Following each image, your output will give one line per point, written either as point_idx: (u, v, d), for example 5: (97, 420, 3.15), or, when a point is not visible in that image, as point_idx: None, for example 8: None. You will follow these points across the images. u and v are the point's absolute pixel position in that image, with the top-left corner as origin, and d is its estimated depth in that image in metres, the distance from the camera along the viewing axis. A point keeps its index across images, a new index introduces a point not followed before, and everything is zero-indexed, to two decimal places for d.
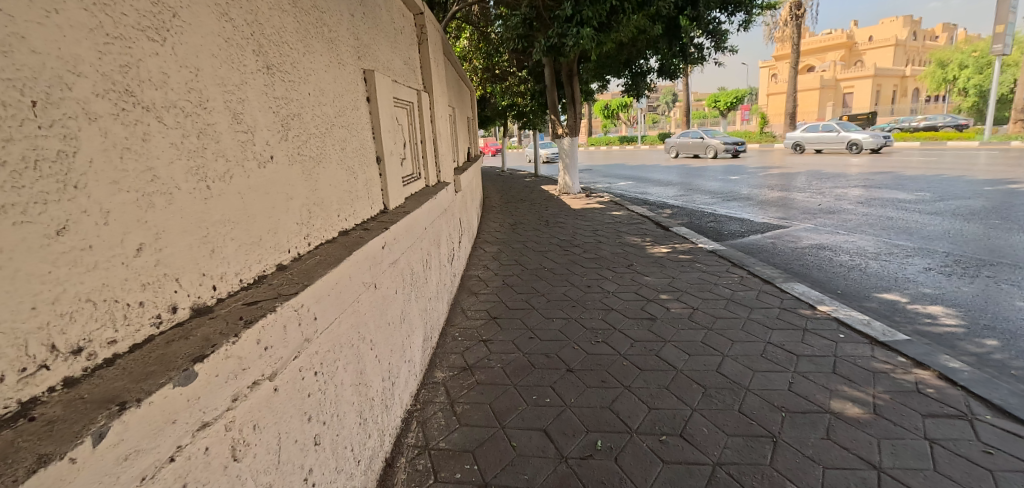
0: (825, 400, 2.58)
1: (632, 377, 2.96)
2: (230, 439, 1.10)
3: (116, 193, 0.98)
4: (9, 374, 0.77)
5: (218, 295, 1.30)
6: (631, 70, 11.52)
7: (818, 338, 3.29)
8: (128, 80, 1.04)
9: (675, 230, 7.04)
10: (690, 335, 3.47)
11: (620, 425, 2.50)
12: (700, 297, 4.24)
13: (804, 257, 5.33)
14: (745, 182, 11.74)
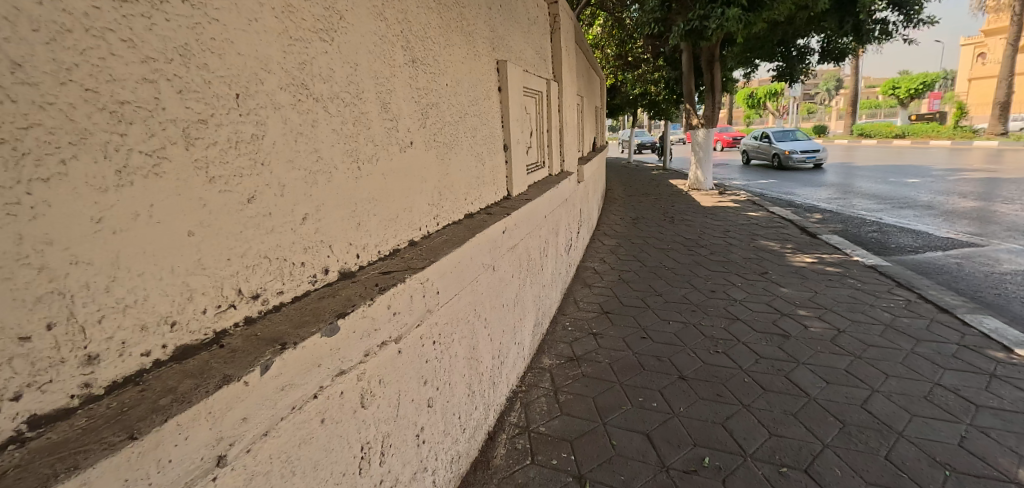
0: (1010, 466, 2.17)
1: (753, 396, 2.77)
2: (359, 387, 1.28)
3: (291, 170, 1.18)
4: (210, 308, 0.96)
5: (361, 262, 1.50)
6: (787, 52, 10.47)
7: (1010, 388, 2.77)
8: (303, 75, 1.23)
9: (826, 238, 6.32)
10: (830, 361, 3.14)
11: (732, 445, 2.37)
12: (850, 318, 3.80)
13: (1002, 286, 4.46)
14: (926, 188, 10.05)
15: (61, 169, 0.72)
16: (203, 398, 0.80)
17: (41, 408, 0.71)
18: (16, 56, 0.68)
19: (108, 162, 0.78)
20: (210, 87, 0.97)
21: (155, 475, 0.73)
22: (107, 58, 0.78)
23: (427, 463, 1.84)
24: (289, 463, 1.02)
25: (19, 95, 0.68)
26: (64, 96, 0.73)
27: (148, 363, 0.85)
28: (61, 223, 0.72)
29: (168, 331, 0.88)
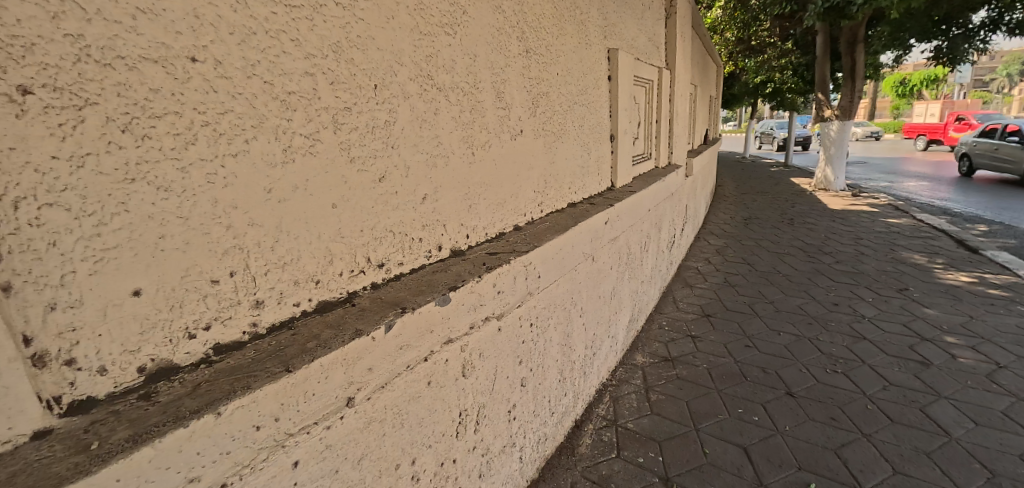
0: None
1: (875, 426, 2.52)
2: (461, 357, 1.40)
3: (415, 153, 1.31)
4: (345, 272, 1.11)
5: (470, 242, 1.64)
6: (953, 31, 9.02)
7: None
8: (429, 67, 1.35)
9: (988, 254, 5.44)
10: (981, 399, 2.75)
11: (843, 474, 2.19)
12: (1013, 352, 3.27)
13: None
14: None
15: (245, 147, 0.86)
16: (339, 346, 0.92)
17: (222, 338, 0.85)
18: (218, 56, 0.82)
19: (278, 142, 0.93)
20: (354, 78, 1.10)
21: (305, 404, 0.84)
22: (279, 55, 0.92)
23: (516, 439, 1.94)
24: (399, 416, 1.16)
25: (219, 86, 0.82)
26: (248, 87, 0.87)
27: (298, 312, 1.00)
28: (245, 191, 0.87)
29: (314, 287, 1.03)
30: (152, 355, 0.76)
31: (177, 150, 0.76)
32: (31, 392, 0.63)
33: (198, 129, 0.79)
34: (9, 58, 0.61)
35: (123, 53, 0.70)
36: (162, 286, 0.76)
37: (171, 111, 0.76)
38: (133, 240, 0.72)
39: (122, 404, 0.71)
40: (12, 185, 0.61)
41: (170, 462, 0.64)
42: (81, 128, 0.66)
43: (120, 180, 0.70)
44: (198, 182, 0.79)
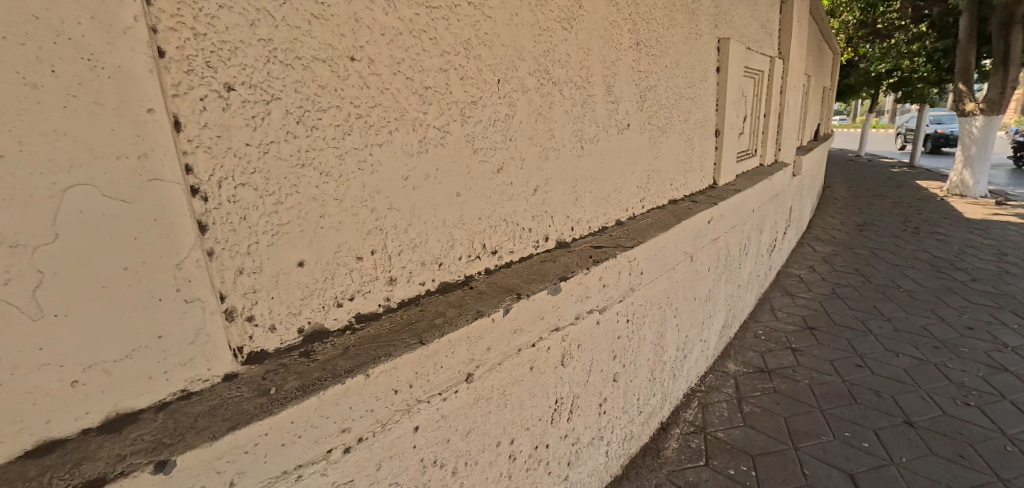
0: None
1: (1017, 471, 2.20)
2: (562, 347, 1.43)
3: (530, 146, 1.36)
4: (463, 257, 1.19)
5: (574, 235, 1.67)
6: None
7: None
8: (546, 61, 1.39)
9: None
10: None
11: None
12: None
13: None
14: None
15: (389, 137, 0.96)
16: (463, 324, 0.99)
17: (362, 309, 0.96)
18: (372, 55, 0.91)
19: (415, 134, 1.02)
20: (480, 73, 1.17)
21: (433, 375, 0.91)
22: (420, 53, 1.00)
23: (604, 433, 1.94)
24: (503, 396, 1.22)
25: (371, 82, 0.91)
26: (394, 83, 0.96)
27: (423, 291, 1.09)
28: (387, 178, 0.96)
29: (437, 269, 1.12)
30: (309, 319, 0.87)
31: (337, 139, 0.87)
32: (224, 341, 0.74)
33: (354, 121, 0.89)
34: (218, 59, 0.71)
35: (301, 53, 0.80)
36: (320, 259, 0.86)
37: (334, 105, 0.85)
38: (300, 217, 0.82)
39: (288, 358, 0.82)
40: (218, 166, 0.72)
41: (330, 412, 0.73)
42: (267, 118, 0.76)
43: (293, 164, 0.80)
44: (351, 167, 0.89)
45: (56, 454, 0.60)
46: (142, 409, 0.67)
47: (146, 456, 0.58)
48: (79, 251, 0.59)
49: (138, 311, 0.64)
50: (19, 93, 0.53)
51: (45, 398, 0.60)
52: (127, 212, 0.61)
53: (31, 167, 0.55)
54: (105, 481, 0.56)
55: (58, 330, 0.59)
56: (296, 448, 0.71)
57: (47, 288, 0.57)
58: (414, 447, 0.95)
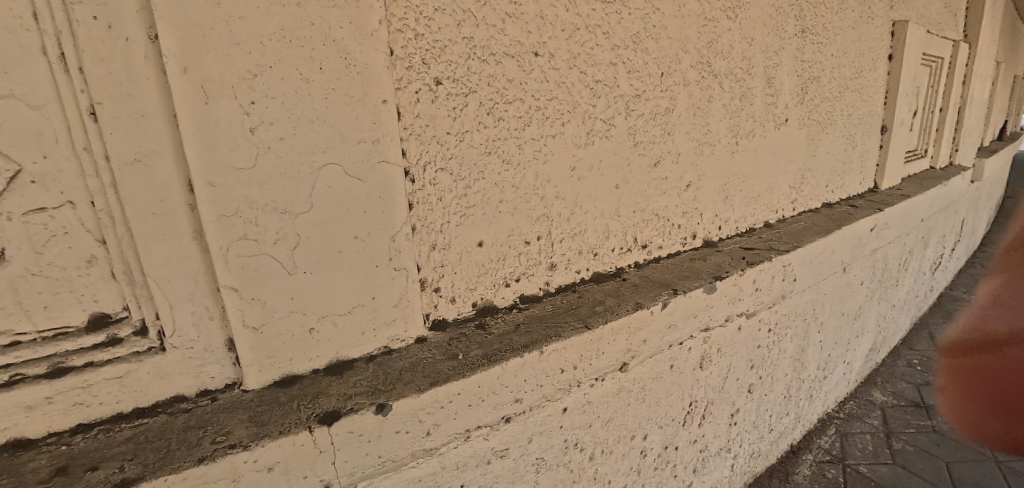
0: None
1: None
2: (701, 349, 1.36)
3: (687, 140, 1.33)
4: (615, 249, 1.21)
5: (722, 234, 1.60)
6: None
7: None
8: (709, 53, 1.33)
9: None
10: None
11: None
12: None
13: None
14: None
15: (562, 129, 1.01)
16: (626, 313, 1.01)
17: (525, 290, 1.04)
18: (552, 51, 0.96)
19: (584, 126, 1.05)
20: (646, 67, 1.16)
21: (596, 360, 0.95)
22: (593, 48, 1.03)
23: (732, 446, 1.83)
24: (643, 391, 1.21)
25: (550, 77, 0.97)
26: (569, 77, 1.00)
27: (578, 278, 1.14)
28: (556, 168, 1.02)
29: (591, 259, 1.16)
30: (481, 295, 0.96)
31: (519, 130, 0.94)
32: (419, 306, 0.83)
33: (532, 113, 0.95)
34: (431, 57, 0.80)
35: (495, 50, 0.87)
36: (496, 240, 0.95)
37: (517, 98, 0.92)
38: (483, 201, 0.91)
39: (466, 328, 0.92)
40: (425, 152, 0.82)
41: (509, 382, 0.81)
42: (465, 110, 0.85)
43: (482, 152, 0.89)
44: (528, 157, 0.97)
45: (297, 386, 0.73)
46: (356, 358, 0.78)
47: (368, 399, 0.69)
48: (326, 220, 0.70)
49: (361, 274, 0.75)
50: (296, 87, 0.64)
51: (292, 339, 0.72)
52: (360, 189, 0.71)
53: (300, 149, 0.66)
54: (342, 413, 0.67)
55: (305, 284, 0.71)
56: (479, 410, 0.79)
57: (302, 249, 0.69)
58: (561, 426, 0.99)
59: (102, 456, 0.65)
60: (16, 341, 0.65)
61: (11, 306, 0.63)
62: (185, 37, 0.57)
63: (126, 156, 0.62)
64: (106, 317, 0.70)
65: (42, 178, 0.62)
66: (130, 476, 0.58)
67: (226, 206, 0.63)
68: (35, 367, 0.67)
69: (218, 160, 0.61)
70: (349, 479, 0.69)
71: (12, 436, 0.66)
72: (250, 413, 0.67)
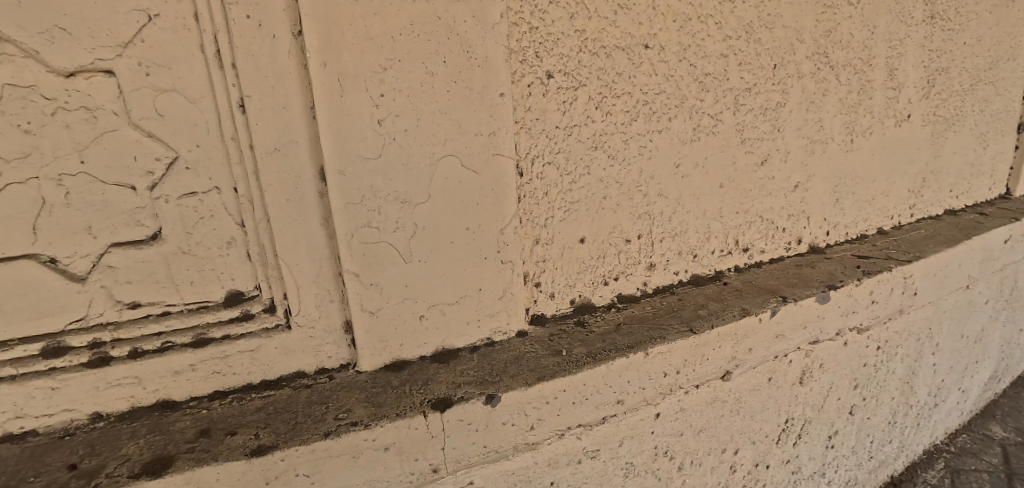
0: None
1: None
2: (805, 363, 1.18)
3: (798, 138, 1.24)
4: (715, 251, 1.15)
5: (829, 241, 1.47)
6: None
7: None
8: (827, 42, 1.22)
9: None
10: None
11: None
12: None
13: None
14: None
15: (668, 124, 0.97)
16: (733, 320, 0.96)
17: (623, 290, 1.02)
18: (664, 43, 0.92)
19: (691, 122, 1.00)
20: (759, 58, 1.08)
21: (698, 367, 0.95)
22: (705, 39, 0.97)
23: (827, 472, 1.64)
24: (737, 403, 1.09)
25: (660, 69, 0.93)
26: (678, 70, 0.95)
27: (676, 280, 1.09)
28: (661, 164, 0.99)
29: (691, 260, 1.11)
30: (579, 292, 0.96)
31: (626, 124, 0.91)
32: (521, 300, 0.87)
33: (641, 107, 0.93)
34: (544, 50, 0.80)
35: (606, 42, 0.85)
36: (597, 237, 0.94)
37: (625, 92, 0.90)
38: (587, 197, 0.91)
39: (564, 325, 0.93)
40: (533, 146, 0.83)
41: (613, 383, 0.84)
42: (574, 104, 0.84)
43: (589, 147, 0.88)
44: (633, 153, 0.94)
45: (407, 371, 0.80)
46: (460, 348, 0.84)
47: (476, 390, 0.76)
48: (440, 211, 0.75)
49: (469, 264, 0.80)
50: (422, 80, 0.69)
51: (402, 324, 0.79)
52: (474, 181, 0.76)
53: (421, 140, 0.71)
54: (452, 402, 0.74)
55: (419, 272, 0.77)
56: (582, 408, 0.83)
57: (417, 239, 0.75)
58: (653, 432, 0.95)
59: (237, 422, 0.72)
60: (168, 311, 0.74)
61: (164, 280, 0.73)
62: (326, 32, 0.63)
63: (269, 146, 0.68)
64: (240, 294, 0.77)
65: (195, 165, 0.70)
66: (264, 444, 0.67)
67: (353, 195, 0.70)
68: (181, 336, 0.75)
69: (349, 150, 0.68)
70: (455, 464, 0.76)
71: (162, 397, 0.75)
72: (367, 393, 0.75)
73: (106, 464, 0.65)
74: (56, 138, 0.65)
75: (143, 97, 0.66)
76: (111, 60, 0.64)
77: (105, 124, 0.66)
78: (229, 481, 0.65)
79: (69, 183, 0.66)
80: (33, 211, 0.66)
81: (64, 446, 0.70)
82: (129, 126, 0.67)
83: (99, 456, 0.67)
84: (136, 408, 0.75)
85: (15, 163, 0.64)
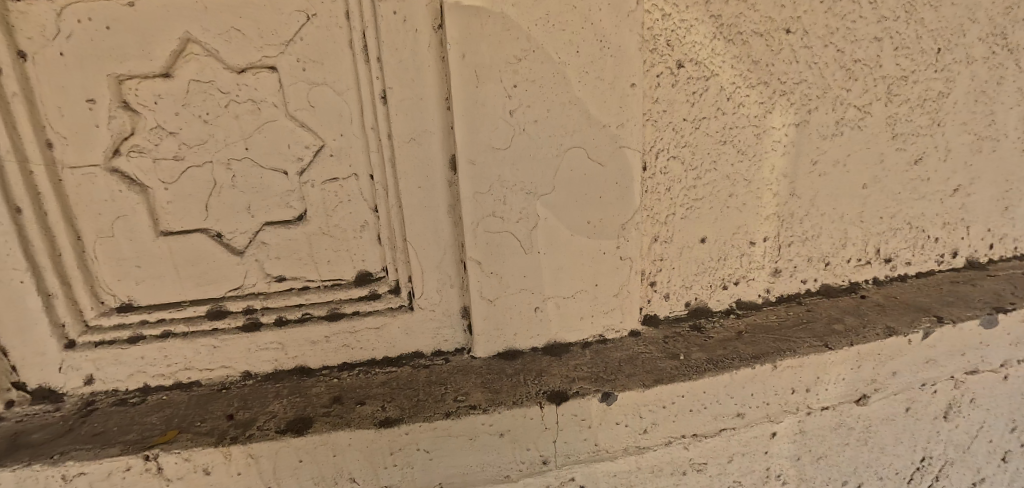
0: None
1: None
2: (954, 394, 0.99)
3: (960, 134, 1.00)
4: (852, 260, 1.01)
5: (996, 255, 1.13)
6: None
7: None
8: (1010, 20, 0.95)
9: None
10: None
11: None
12: None
13: None
14: None
15: (806, 117, 0.88)
16: (877, 338, 0.87)
17: (743, 296, 0.95)
18: (808, 26, 0.83)
19: (833, 114, 0.90)
20: (919, 42, 0.91)
21: (831, 386, 0.87)
22: (857, 20, 0.85)
23: None
24: (867, 432, 0.95)
25: (801, 56, 0.84)
26: (823, 56, 0.86)
27: (804, 289, 0.99)
28: (796, 161, 0.90)
29: (822, 268, 0.99)
30: (696, 295, 0.92)
31: (759, 117, 0.86)
32: (637, 300, 0.86)
33: (778, 98, 0.86)
34: (676, 38, 0.78)
35: (743, 28, 0.80)
36: (720, 237, 0.90)
37: (763, 81, 0.84)
38: (712, 194, 0.87)
39: (679, 329, 0.91)
40: (658, 139, 0.82)
41: (735, 393, 0.82)
42: (704, 94, 0.82)
43: (717, 141, 0.85)
44: (765, 148, 0.88)
45: (519, 361, 0.83)
46: (572, 342, 0.86)
47: (592, 386, 0.77)
48: (562, 202, 0.77)
49: (588, 258, 0.81)
50: (554, 71, 0.72)
51: (518, 314, 0.82)
52: (600, 173, 0.77)
53: (550, 131, 0.74)
54: (569, 395, 0.76)
55: (538, 263, 0.80)
56: (699, 417, 0.82)
57: (538, 230, 0.78)
58: (767, 452, 0.89)
59: (365, 394, 0.78)
60: (307, 286, 0.82)
61: (306, 258, 0.81)
62: (466, 25, 0.68)
63: (406, 136, 0.73)
64: (369, 275, 0.82)
65: (339, 153, 0.76)
66: (391, 417, 0.73)
67: (481, 184, 0.74)
68: (318, 309, 0.82)
69: (480, 141, 0.73)
70: (563, 459, 0.79)
71: (299, 364, 0.83)
72: (483, 379, 0.79)
73: (256, 418, 0.74)
74: (228, 128, 0.74)
75: (299, 90, 0.73)
76: (274, 56, 0.71)
77: (266, 115, 0.74)
78: (359, 446, 0.72)
79: (235, 167, 0.75)
80: (207, 191, 0.76)
81: (222, 397, 0.79)
82: (286, 116, 0.74)
83: (251, 410, 0.76)
84: (279, 370, 0.83)
85: (196, 148, 0.74)
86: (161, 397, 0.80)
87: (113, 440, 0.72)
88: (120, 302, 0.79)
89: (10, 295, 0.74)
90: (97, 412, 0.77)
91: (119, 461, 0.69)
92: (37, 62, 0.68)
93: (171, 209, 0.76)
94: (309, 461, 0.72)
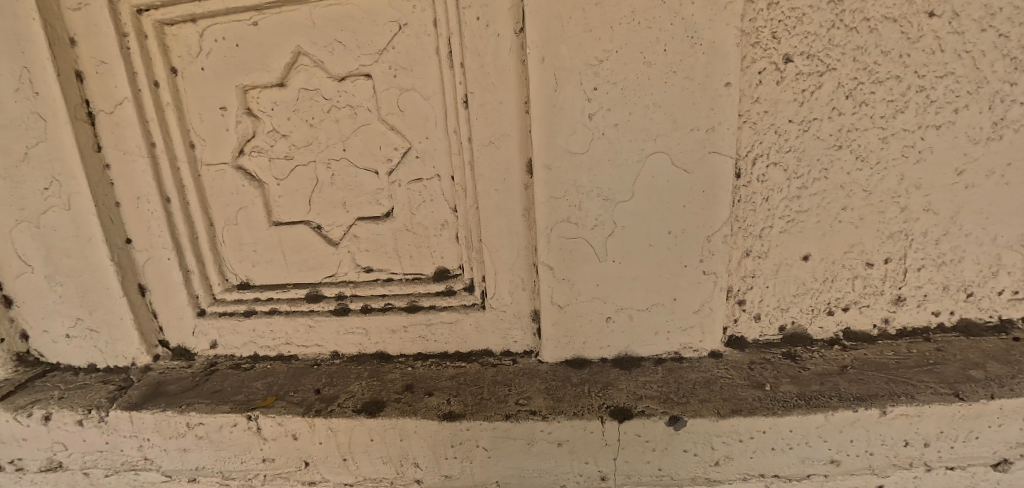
0: None
1: None
2: None
3: None
4: (1007, 292, 0.81)
5: None
6: None
7: None
8: None
9: None
10: None
11: None
12: None
13: None
14: None
15: (952, 117, 0.74)
16: None
17: (853, 324, 0.83)
18: (959, 8, 0.69)
19: (990, 114, 0.73)
20: None
21: (960, 443, 0.73)
22: None
23: None
24: None
25: (948, 44, 0.71)
26: (979, 43, 0.71)
27: (936, 323, 0.83)
28: (935, 170, 0.76)
29: (962, 300, 0.82)
30: (793, 319, 0.82)
31: (887, 117, 0.74)
32: (720, 319, 0.79)
33: (914, 94, 0.73)
34: (785, 29, 0.70)
35: (869, 14, 0.70)
36: (826, 256, 0.79)
37: (893, 75, 0.72)
38: (821, 207, 0.77)
39: (769, 355, 0.82)
40: (756, 144, 0.75)
41: (829, 436, 0.72)
42: (817, 92, 0.73)
43: (829, 146, 0.75)
44: (892, 154, 0.75)
45: (586, 371, 0.81)
46: (644, 357, 0.82)
47: (660, 407, 0.73)
48: (642, 210, 0.74)
49: (668, 270, 0.77)
50: (638, 71, 0.69)
51: (589, 322, 0.80)
52: (685, 180, 0.72)
53: (631, 136, 0.71)
54: (633, 413, 0.73)
55: (612, 272, 0.77)
56: (783, 457, 0.74)
57: (614, 238, 0.75)
58: None
59: (433, 385, 0.82)
60: (391, 278, 0.88)
61: (391, 252, 0.86)
62: (546, 26, 0.67)
63: (484, 139, 0.75)
64: (446, 271, 0.86)
65: (423, 154, 0.80)
66: (454, 411, 0.76)
67: (555, 188, 0.74)
68: (399, 301, 0.87)
69: (557, 145, 0.72)
70: (623, 478, 0.76)
71: (380, 349, 0.89)
72: (547, 385, 0.79)
73: (339, 395, 0.82)
74: (329, 131, 0.81)
75: (390, 96, 0.78)
76: (369, 65, 0.77)
77: (362, 119, 0.80)
78: (423, 434, 0.76)
79: (334, 167, 0.83)
80: (310, 187, 0.85)
81: (313, 372, 0.88)
82: (378, 120, 0.80)
83: (336, 387, 0.84)
84: (363, 353, 0.90)
85: (304, 148, 0.83)
86: (267, 366, 0.91)
87: (226, 398, 0.84)
88: (240, 280, 0.92)
89: (160, 269, 0.89)
90: (217, 373, 0.90)
91: (229, 417, 0.81)
92: (185, 76, 0.81)
93: (282, 202, 0.86)
94: (379, 441, 0.78)
